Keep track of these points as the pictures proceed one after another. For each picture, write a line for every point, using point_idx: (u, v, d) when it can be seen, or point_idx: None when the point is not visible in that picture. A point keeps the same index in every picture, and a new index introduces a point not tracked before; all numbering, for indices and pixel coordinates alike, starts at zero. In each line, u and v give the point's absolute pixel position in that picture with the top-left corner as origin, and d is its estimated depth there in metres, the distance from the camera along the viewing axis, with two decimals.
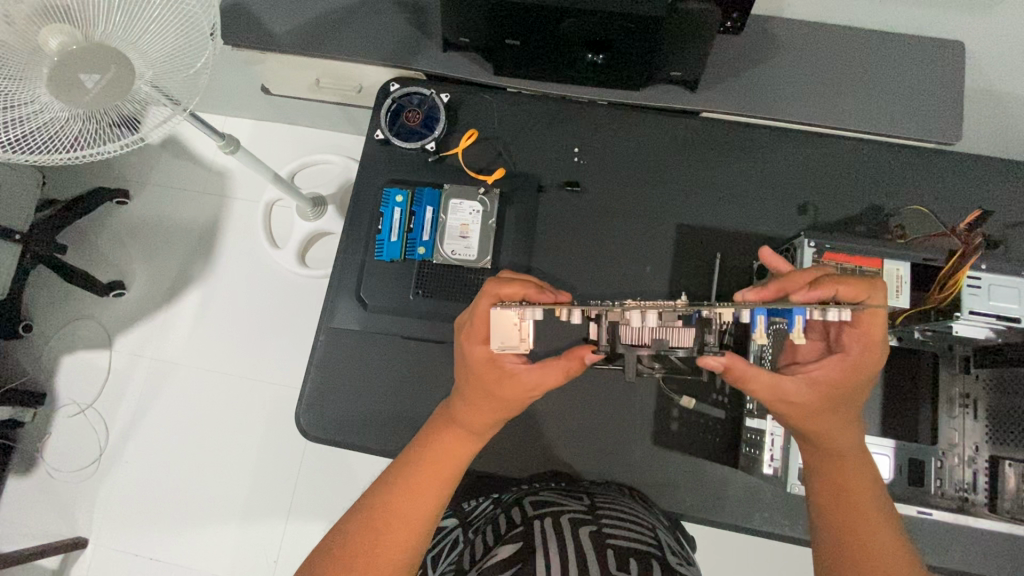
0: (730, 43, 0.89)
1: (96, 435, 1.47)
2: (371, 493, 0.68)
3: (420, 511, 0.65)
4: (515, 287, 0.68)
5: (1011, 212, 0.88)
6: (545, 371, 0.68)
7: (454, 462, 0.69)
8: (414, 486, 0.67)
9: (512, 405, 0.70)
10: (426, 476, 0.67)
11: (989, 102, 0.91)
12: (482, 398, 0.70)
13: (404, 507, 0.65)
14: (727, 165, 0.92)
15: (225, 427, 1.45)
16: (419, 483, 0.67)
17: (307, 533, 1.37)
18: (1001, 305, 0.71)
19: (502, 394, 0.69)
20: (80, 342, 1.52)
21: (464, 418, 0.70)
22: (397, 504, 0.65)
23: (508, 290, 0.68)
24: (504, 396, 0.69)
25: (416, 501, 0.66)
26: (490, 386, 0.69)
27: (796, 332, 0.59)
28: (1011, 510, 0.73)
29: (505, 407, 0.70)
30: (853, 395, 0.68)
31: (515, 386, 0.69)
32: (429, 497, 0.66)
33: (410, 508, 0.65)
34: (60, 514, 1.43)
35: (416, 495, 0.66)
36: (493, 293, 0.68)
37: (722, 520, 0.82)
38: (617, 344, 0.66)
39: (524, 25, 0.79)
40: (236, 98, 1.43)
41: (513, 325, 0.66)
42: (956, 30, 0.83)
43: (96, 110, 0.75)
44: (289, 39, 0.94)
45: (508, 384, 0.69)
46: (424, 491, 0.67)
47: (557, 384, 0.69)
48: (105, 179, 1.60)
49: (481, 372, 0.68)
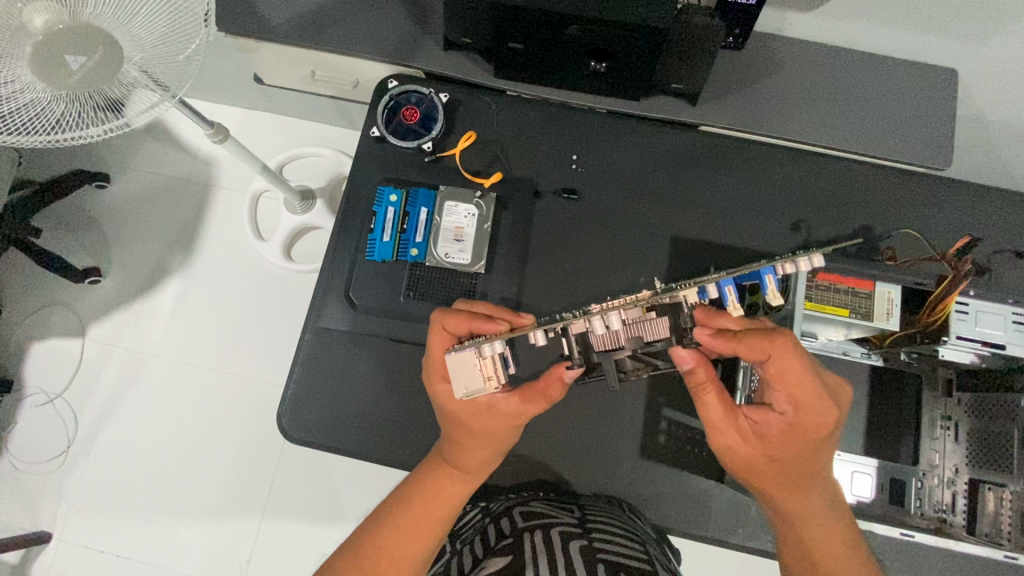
0: (731, 59, 0.89)
1: (64, 425, 1.42)
2: (363, 528, 0.69)
3: (411, 547, 0.66)
4: (459, 318, 0.71)
5: (996, 240, 0.89)
6: (527, 398, 0.70)
7: (447, 502, 0.69)
8: (407, 524, 0.67)
9: (496, 439, 0.72)
10: (419, 515, 0.68)
11: (980, 130, 0.93)
12: (469, 438, 0.71)
13: (394, 544, 0.66)
14: (723, 180, 0.92)
15: (200, 421, 1.41)
16: (411, 518, 0.68)
17: (282, 533, 1.35)
18: (987, 331, 0.74)
19: (484, 425, 0.71)
20: (51, 330, 1.47)
21: (451, 456, 0.72)
22: (387, 544, 0.66)
23: (453, 322, 0.71)
24: (482, 428, 0.71)
25: (411, 539, 0.66)
26: (468, 423, 0.71)
27: (771, 292, 0.62)
28: (989, 533, 0.74)
29: (495, 439, 0.72)
30: (816, 451, 0.69)
31: (495, 416, 0.71)
32: (422, 535, 0.67)
33: (403, 544, 0.66)
34: (22, 507, 1.38)
35: (408, 533, 0.66)
36: (440, 326, 0.71)
37: (705, 534, 0.82)
38: (592, 352, 0.67)
39: (528, 30, 0.78)
40: (227, 85, 1.39)
41: (474, 366, 0.67)
42: (950, 58, 0.85)
43: (79, 93, 0.71)
44: (287, 29, 0.92)
45: (486, 416, 0.70)
46: (418, 530, 0.67)
47: (540, 407, 0.70)
48: (86, 162, 1.55)
49: (455, 409, 0.70)
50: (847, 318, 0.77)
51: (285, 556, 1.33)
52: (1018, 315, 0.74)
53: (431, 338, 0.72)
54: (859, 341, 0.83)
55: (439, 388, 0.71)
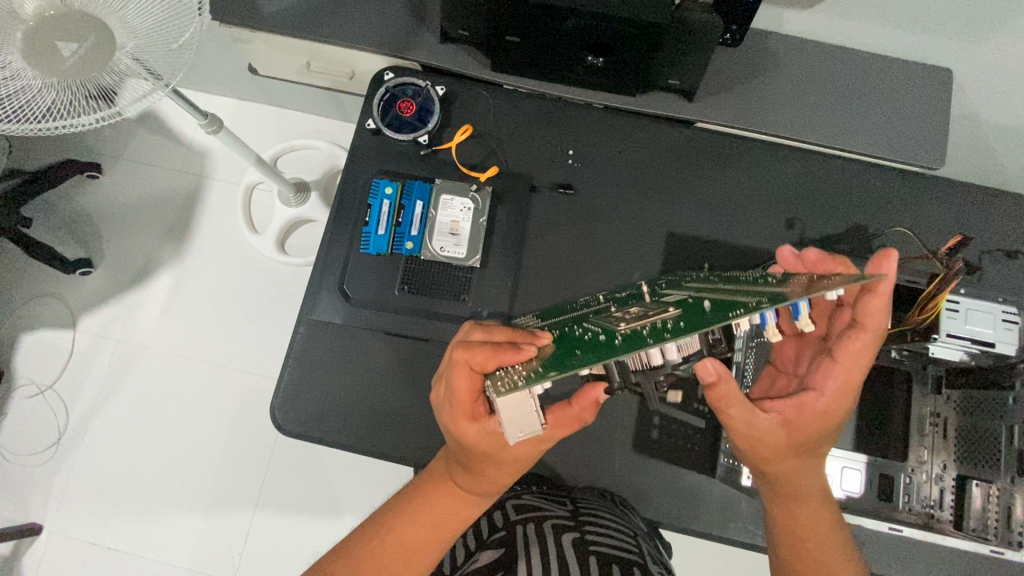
0: (728, 55, 0.89)
1: (55, 418, 1.41)
2: (358, 536, 0.67)
3: (415, 564, 0.65)
4: (482, 355, 0.62)
5: (988, 239, 0.90)
6: (559, 422, 0.67)
7: (454, 519, 0.68)
8: (408, 537, 0.66)
9: (518, 466, 0.68)
10: (420, 529, 0.66)
11: (974, 130, 0.93)
12: (488, 466, 0.67)
13: (392, 556, 0.65)
14: (718, 176, 0.92)
15: (192, 413, 1.40)
16: (414, 532, 0.66)
17: (276, 526, 1.34)
18: (977, 329, 0.75)
19: (506, 455, 0.66)
20: (42, 321, 1.46)
21: (463, 483, 0.68)
22: (385, 553, 0.65)
23: (480, 360, 0.62)
24: (510, 459, 0.66)
25: (410, 553, 0.65)
26: (496, 456, 0.66)
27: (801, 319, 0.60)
28: (977, 529, 0.76)
29: (517, 466, 0.68)
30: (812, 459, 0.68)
31: (519, 447, 0.66)
32: (422, 553, 0.66)
33: (406, 560, 0.65)
34: (12, 499, 1.37)
35: (411, 551, 0.65)
36: (466, 365, 0.63)
37: (696, 528, 0.83)
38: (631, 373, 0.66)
39: (526, 23, 0.77)
40: (222, 75, 1.38)
41: (529, 408, 0.61)
42: (944, 58, 0.85)
43: (71, 81, 0.70)
44: (283, 20, 0.91)
45: (511, 448, 0.65)
46: (420, 545, 0.66)
47: (567, 430, 0.67)
48: (77, 151, 1.53)
49: (475, 445, 0.65)
50: None
51: (279, 549, 1.33)
52: (1006, 312, 0.76)
53: (454, 375, 0.63)
54: None
55: (460, 424, 0.65)
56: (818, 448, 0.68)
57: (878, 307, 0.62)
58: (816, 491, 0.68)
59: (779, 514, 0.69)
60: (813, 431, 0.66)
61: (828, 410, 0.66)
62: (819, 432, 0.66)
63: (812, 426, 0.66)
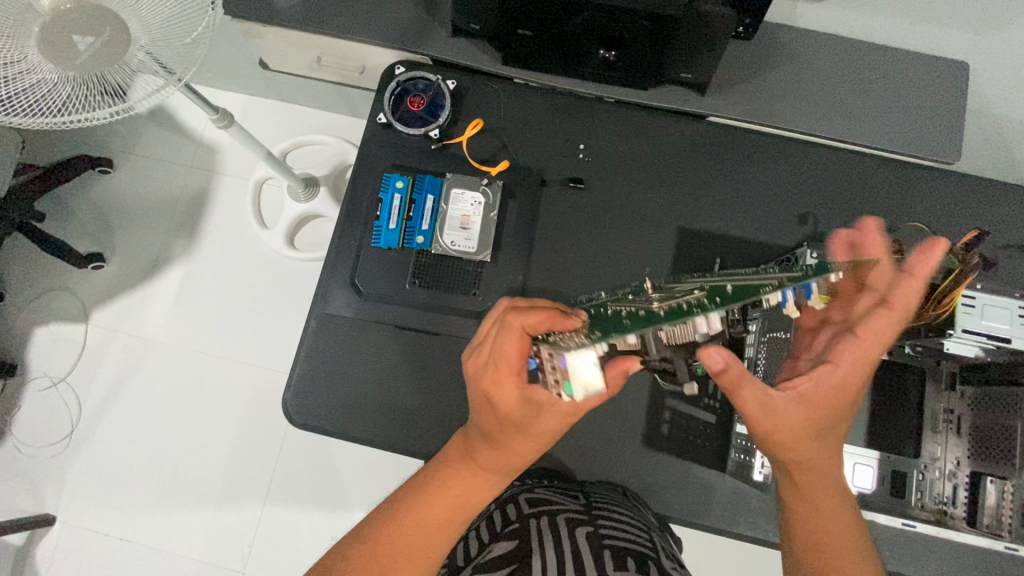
0: (741, 49, 0.88)
1: (69, 410, 1.42)
2: (373, 517, 0.65)
3: (429, 545, 0.63)
4: (537, 318, 0.58)
5: (1003, 234, 0.89)
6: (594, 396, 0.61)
7: (470, 497, 0.65)
8: (421, 518, 0.63)
9: (547, 439, 0.64)
10: (433, 508, 0.64)
11: (990, 125, 0.92)
12: (514, 437, 0.63)
13: (405, 537, 0.62)
14: (730, 170, 0.92)
15: (203, 407, 1.41)
16: (431, 512, 0.64)
17: (286, 519, 1.35)
18: (993, 324, 0.73)
19: (536, 428, 0.63)
20: (55, 314, 1.47)
21: (484, 460, 0.65)
22: (397, 534, 0.62)
23: (533, 323, 0.58)
24: (538, 431, 0.62)
25: (425, 533, 0.63)
26: (523, 426, 0.62)
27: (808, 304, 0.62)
28: (991, 525, 0.75)
29: (544, 439, 0.64)
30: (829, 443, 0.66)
31: (551, 419, 0.62)
32: (436, 532, 0.64)
33: (421, 541, 0.63)
34: (27, 490, 1.39)
35: (427, 532, 0.63)
36: (519, 328, 0.58)
37: (707, 523, 0.83)
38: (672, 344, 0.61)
39: (539, 16, 0.77)
40: (232, 70, 1.38)
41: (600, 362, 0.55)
42: (960, 51, 0.84)
43: (86, 75, 0.71)
44: (294, 14, 0.91)
45: (543, 419, 0.62)
46: (435, 524, 0.64)
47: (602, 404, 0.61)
48: (88, 146, 1.54)
49: (508, 413, 0.61)
50: None
51: (289, 541, 1.34)
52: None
53: (502, 338, 0.59)
54: None
55: (495, 392, 0.61)
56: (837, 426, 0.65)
57: (912, 291, 0.64)
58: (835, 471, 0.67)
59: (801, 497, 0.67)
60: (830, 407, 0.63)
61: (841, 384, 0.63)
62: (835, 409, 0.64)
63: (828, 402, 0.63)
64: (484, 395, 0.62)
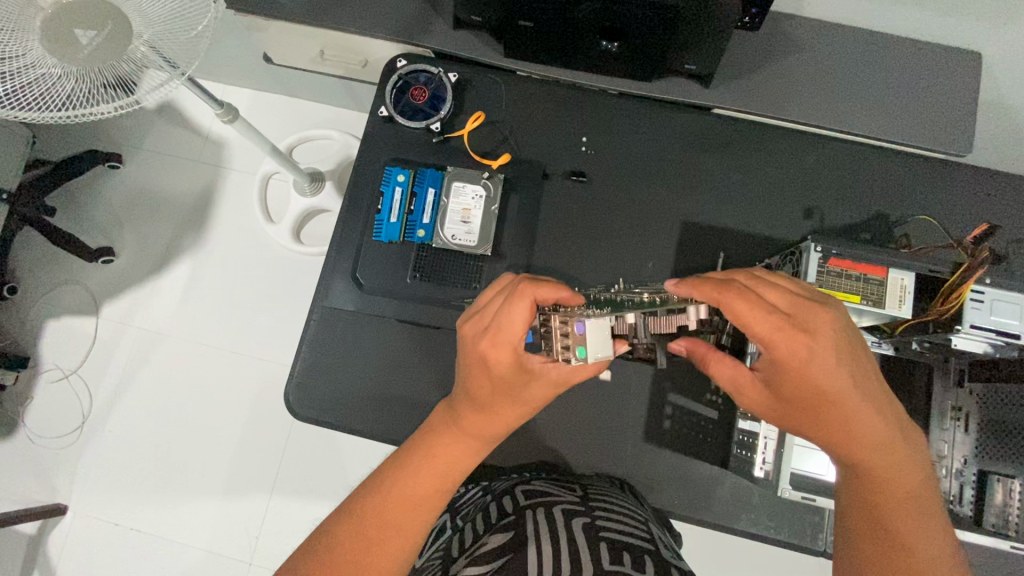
0: (747, 41, 0.87)
1: (80, 402, 1.45)
2: (359, 492, 0.63)
3: (418, 513, 0.61)
4: (550, 289, 0.59)
5: (1014, 229, 0.88)
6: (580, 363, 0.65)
7: (456, 464, 0.64)
8: (408, 488, 0.62)
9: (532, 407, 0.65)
10: (420, 476, 0.62)
11: (1003, 116, 0.90)
12: (501, 402, 0.63)
13: (392, 506, 0.61)
14: (735, 163, 0.91)
15: (210, 399, 1.43)
16: (418, 481, 0.62)
17: (291, 511, 1.37)
18: (1001, 320, 0.71)
19: (526, 396, 0.63)
20: (66, 308, 1.49)
21: (471, 427, 0.64)
22: (385, 505, 0.61)
23: (546, 294, 0.58)
24: (527, 398, 0.63)
25: (412, 501, 0.61)
26: (512, 393, 0.63)
27: None
28: (996, 525, 0.74)
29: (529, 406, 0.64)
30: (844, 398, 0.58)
31: (541, 387, 0.63)
32: (425, 502, 0.62)
33: (409, 511, 0.61)
34: (40, 480, 1.41)
35: (415, 500, 0.61)
36: (531, 298, 0.58)
37: (708, 519, 0.82)
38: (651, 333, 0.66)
39: (540, 7, 0.76)
40: (238, 65, 1.39)
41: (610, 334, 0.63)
42: (972, 41, 0.82)
43: (89, 70, 0.71)
44: (296, 7, 0.91)
45: (534, 386, 0.63)
46: (421, 492, 0.62)
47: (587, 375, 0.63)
48: (97, 142, 1.55)
49: (501, 376, 0.61)
50: (859, 304, 0.74)
51: (294, 533, 1.36)
52: None
53: (510, 306, 0.59)
54: (869, 329, 0.82)
55: (493, 354, 0.61)
56: (844, 392, 0.58)
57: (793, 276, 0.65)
58: (882, 439, 0.59)
59: (871, 492, 0.60)
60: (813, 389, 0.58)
61: (815, 359, 0.57)
62: (819, 386, 0.58)
63: (802, 374, 0.58)
64: (482, 357, 0.61)
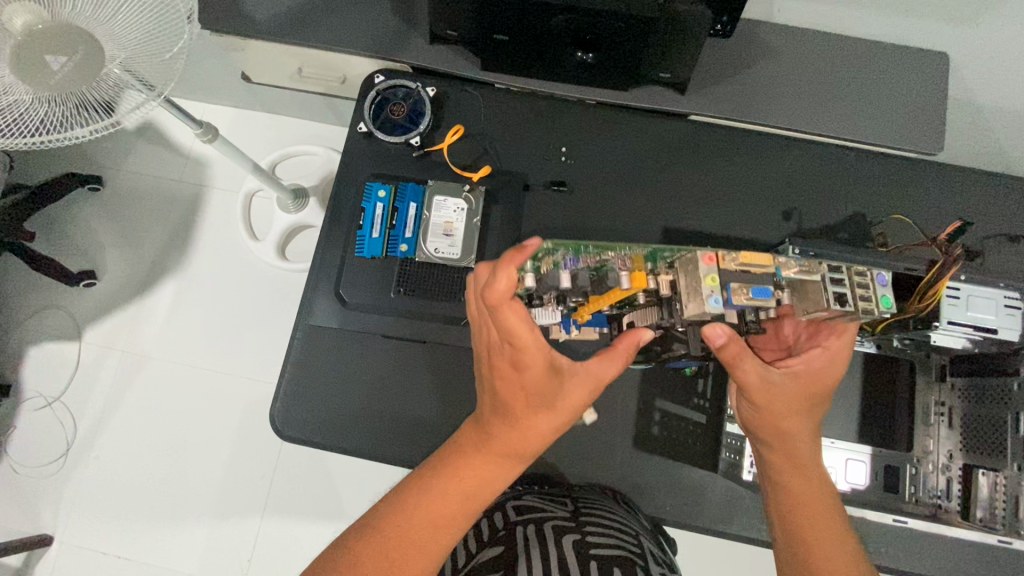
0: (720, 48, 0.88)
1: (64, 429, 1.42)
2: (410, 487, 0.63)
3: (441, 535, 0.60)
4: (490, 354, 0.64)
5: (990, 224, 0.89)
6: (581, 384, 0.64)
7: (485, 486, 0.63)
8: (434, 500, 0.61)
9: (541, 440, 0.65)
10: (449, 489, 0.62)
11: (974, 115, 0.92)
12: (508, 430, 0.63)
13: (427, 509, 0.61)
14: (713, 168, 0.92)
15: (198, 420, 1.41)
16: (446, 501, 0.61)
17: (283, 532, 1.35)
18: (978, 316, 0.72)
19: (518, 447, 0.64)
20: (48, 333, 1.47)
21: (509, 445, 0.63)
22: (422, 509, 0.61)
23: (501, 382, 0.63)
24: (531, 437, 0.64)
25: (437, 510, 0.61)
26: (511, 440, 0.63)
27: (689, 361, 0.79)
28: (984, 519, 0.74)
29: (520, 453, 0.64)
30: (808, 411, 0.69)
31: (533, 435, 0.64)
32: (445, 523, 0.61)
33: (431, 529, 0.60)
34: (23, 511, 1.38)
35: (438, 524, 0.60)
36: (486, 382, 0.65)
37: (701, 524, 0.82)
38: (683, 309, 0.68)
39: (515, 21, 0.77)
40: (218, 84, 1.38)
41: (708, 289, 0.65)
42: (941, 43, 0.84)
43: (62, 95, 0.70)
44: (274, 26, 0.91)
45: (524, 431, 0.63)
46: (442, 509, 0.61)
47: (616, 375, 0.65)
48: (78, 165, 1.54)
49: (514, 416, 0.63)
50: None
51: (286, 554, 1.33)
52: (1010, 298, 0.73)
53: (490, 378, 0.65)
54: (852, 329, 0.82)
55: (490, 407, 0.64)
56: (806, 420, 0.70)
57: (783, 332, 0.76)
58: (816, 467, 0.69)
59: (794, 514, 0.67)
60: (805, 424, 0.69)
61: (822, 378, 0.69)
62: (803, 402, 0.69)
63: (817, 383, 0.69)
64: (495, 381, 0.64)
